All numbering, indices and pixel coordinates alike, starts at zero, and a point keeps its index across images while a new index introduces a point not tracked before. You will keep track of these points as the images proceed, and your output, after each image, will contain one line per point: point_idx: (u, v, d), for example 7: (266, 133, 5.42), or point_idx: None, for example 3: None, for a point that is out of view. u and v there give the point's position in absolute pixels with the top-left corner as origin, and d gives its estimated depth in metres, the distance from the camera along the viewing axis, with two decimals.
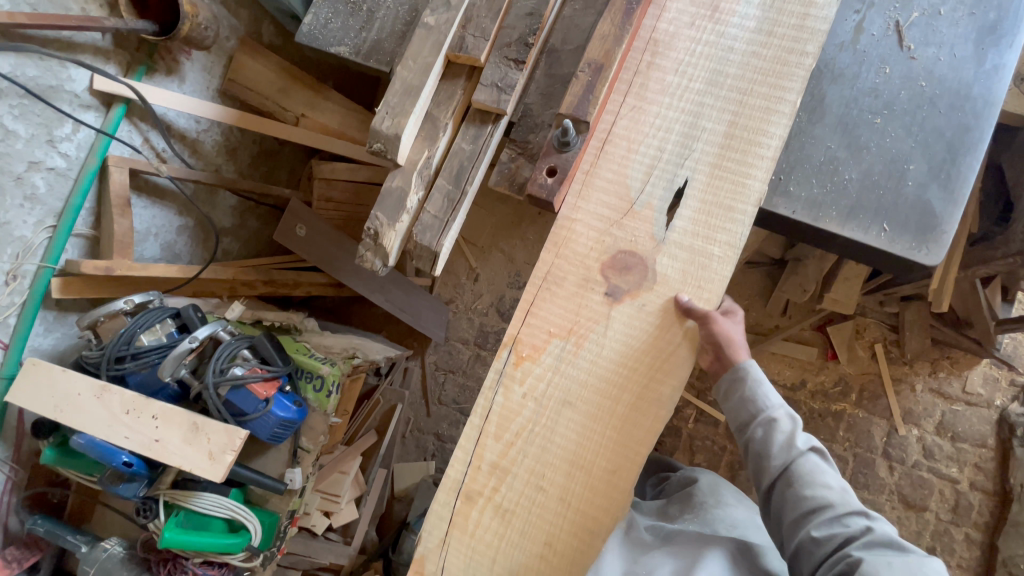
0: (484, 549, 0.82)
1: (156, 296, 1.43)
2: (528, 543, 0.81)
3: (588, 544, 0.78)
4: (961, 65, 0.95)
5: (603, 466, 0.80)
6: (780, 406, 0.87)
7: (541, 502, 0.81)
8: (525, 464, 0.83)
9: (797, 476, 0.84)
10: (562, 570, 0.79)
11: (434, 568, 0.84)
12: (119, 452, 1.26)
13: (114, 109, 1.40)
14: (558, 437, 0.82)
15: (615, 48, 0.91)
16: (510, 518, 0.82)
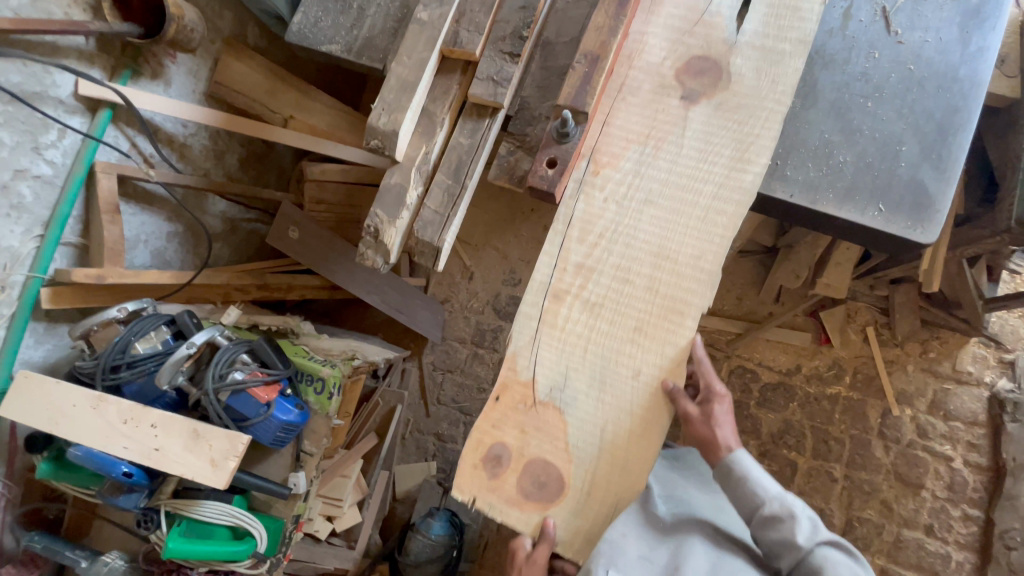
0: (575, 341, 0.87)
1: (149, 304, 1.40)
2: (620, 325, 0.86)
3: (682, 321, 0.83)
4: (947, 48, 0.98)
5: (694, 248, 0.85)
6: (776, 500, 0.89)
7: (629, 292, 0.86)
8: (609, 262, 0.88)
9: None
10: (654, 351, 0.84)
11: (525, 364, 0.88)
12: (118, 462, 1.25)
13: (100, 114, 1.38)
14: (641, 234, 0.87)
15: (610, 40, 0.90)
16: (598, 311, 0.86)
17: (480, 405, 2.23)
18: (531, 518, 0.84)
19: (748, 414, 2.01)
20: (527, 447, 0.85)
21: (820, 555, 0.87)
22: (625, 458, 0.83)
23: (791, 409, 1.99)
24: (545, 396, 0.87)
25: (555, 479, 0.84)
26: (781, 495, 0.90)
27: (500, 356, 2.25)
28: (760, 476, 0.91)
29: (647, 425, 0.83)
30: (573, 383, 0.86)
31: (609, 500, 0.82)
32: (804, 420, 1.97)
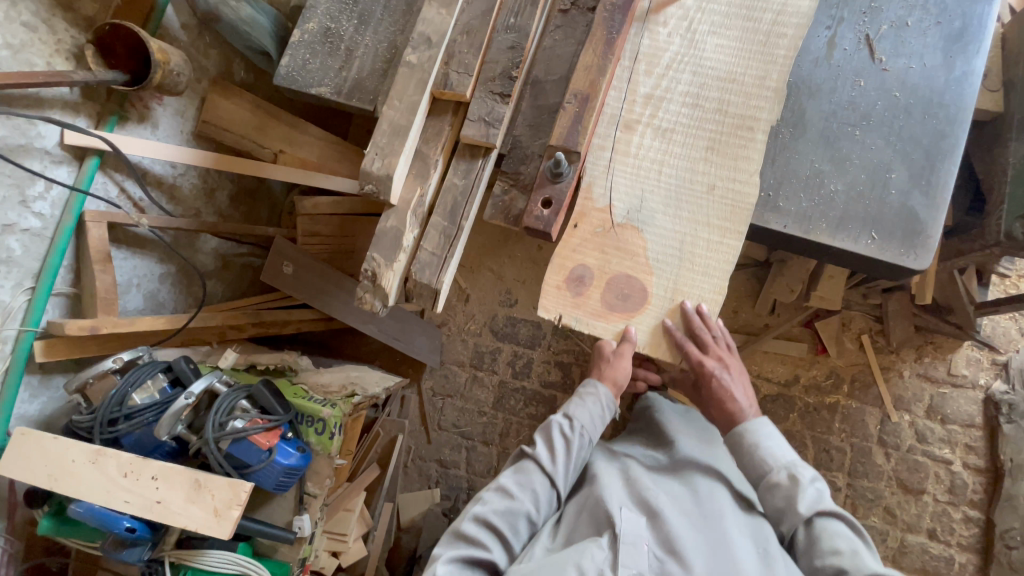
0: (648, 162, 1.01)
1: (145, 352, 1.39)
2: (692, 146, 1.00)
3: (751, 135, 0.97)
4: (933, 73, 0.99)
5: (757, 72, 0.99)
6: (782, 467, 1.18)
7: (698, 117, 1.01)
8: (678, 91, 1.02)
9: (811, 543, 1.13)
10: (727, 159, 0.98)
11: (601, 190, 1.02)
12: (121, 517, 1.22)
13: (87, 162, 1.36)
14: (706, 63, 1.01)
15: (599, 79, 1.00)
16: (670, 134, 1.01)
17: (482, 428, 2.22)
18: (615, 326, 0.98)
19: None
20: (609, 264, 0.99)
21: (820, 525, 1.13)
22: (705, 262, 0.97)
23: (791, 420, 2.00)
24: (623, 217, 1.00)
25: (638, 290, 0.98)
26: (792, 464, 1.18)
27: (500, 378, 2.24)
28: (775, 448, 1.20)
29: (725, 226, 0.97)
30: (649, 203, 1.00)
31: (695, 295, 0.98)
32: (805, 430, 1.98)
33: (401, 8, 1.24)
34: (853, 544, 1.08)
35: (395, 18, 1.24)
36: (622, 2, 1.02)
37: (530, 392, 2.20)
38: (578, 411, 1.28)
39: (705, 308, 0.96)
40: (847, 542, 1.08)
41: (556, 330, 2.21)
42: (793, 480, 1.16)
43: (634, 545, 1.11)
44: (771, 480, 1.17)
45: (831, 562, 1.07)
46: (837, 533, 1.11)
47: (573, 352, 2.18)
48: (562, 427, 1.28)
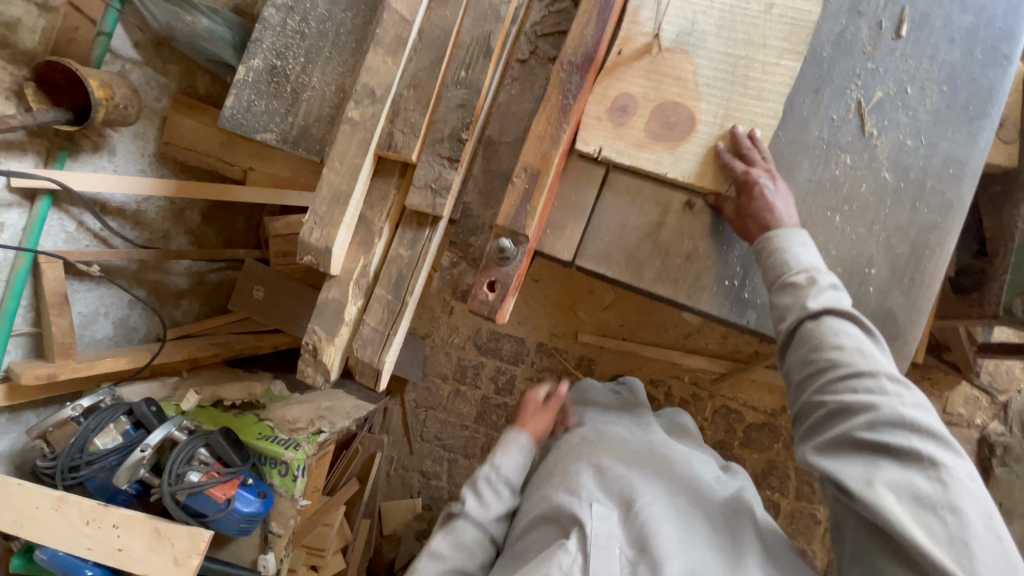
0: None
1: (107, 395, 1.39)
2: None
3: None
4: (929, 152, 0.88)
5: None
6: (804, 267, 0.83)
7: None
8: None
9: (812, 341, 0.81)
10: None
11: (648, 17, 0.93)
12: (84, 565, 1.25)
13: (39, 202, 1.32)
14: None
15: (551, 153, 0.90)
16: None
17: (463, 442, 2.22)
18: (661, 157, 0.92)
19: (733, 454, 1.98)
20: (655, 92, 0.92)
21: (827, 327, 0.80)
22: (761, 86, 0.89)
23: (775, 449, 1.95)
24: (672, 42, 0.92)
25: (686, 117, 0.91)
26: (815, 268, 0.83)
27: (482, 393, 2.20)
28: (800, 252, 0.85)
29: (786, 47, 0.89)
30: (701, 27, 0.92)
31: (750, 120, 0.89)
32: (789, 460, 1.94)
33: (351, 46, 1.14)
34: (864, 345, 0.78)
35: (346, 57, 1.14)
36: (581, 61, 0.91)
37: (512, 409, 2.17)
38: (499, 460, 1.15)
39: (759, 131, 0.88)
40: (858, 343, 0.78)
41: (540, 348, 2.13)
42: (812, 284, 0.82)
43: (601, 548, 0.87)
44: (784, 290, 0.83)
45: (832, 363, 0.79)
46: (847, 333, 0.79)
47: (556, 371, 2.12)
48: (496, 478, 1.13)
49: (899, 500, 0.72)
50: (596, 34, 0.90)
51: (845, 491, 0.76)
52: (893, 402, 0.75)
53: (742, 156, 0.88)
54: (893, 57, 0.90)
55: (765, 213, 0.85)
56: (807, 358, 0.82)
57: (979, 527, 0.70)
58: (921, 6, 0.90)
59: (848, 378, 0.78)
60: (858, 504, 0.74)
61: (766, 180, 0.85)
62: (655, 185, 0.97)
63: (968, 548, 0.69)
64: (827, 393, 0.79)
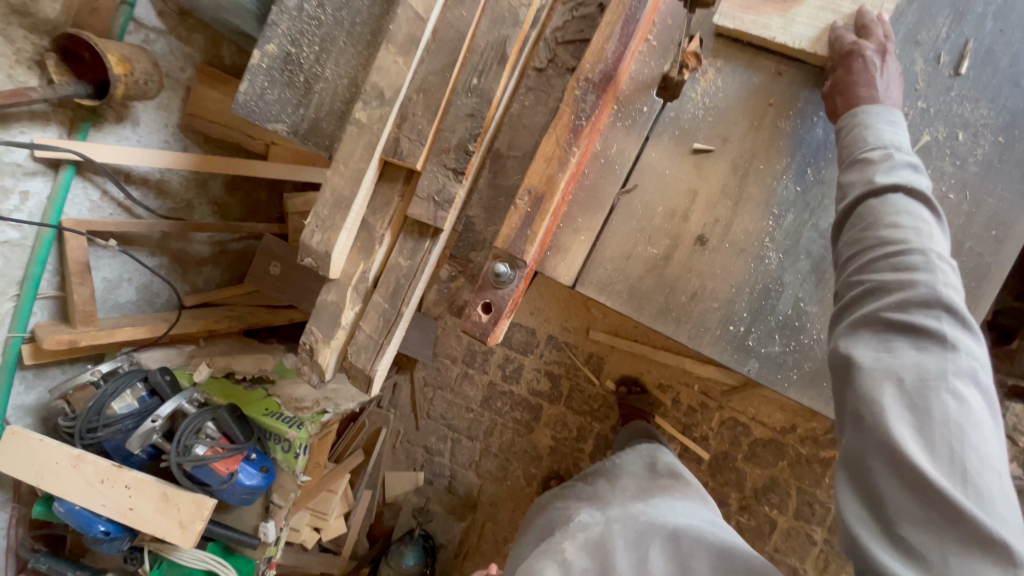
0: None
1: (124, 361, 1.45)
2: None
3: None
4: (972, 210, 0.79)
5: None
6: (882, 145, 0.74)
7: None
8: None
9: (868, 215, 0.71)
10: None
11: None
12: (96, 520, 1.33)
13: (62, 171, 1.36)
14: None
15: (557, 176, 0.86)
16: None
17: (467, 424, 2.26)
18: (769, 21, 0.86)
19: (733, 466, 1.96)
20: None
21: (890, 202, 0.70)
22: None
23: (779, 467, 1.91)
24: None
25: None
26: (893, 147, 0.73)
27: (489, 378, 2.22)
28: (883, 131, 0.75)
29: None
30: None
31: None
32: (792, 479, 1.90)
33: (366, 37, 1.10)
34: (927, 229, 0.68)
35: (363, 47, 1.10)
36: (599, 78, 0.86)
37: (518, 397, 2.18)
38: None
39: (887, 13, 0.80)
40: (920, 221, 0.67)
41: (550, 340, 2.12)
42: (886, 162, 0.72)
43: None
44: (853, 163, 0.74)
45: (879, 236, 0.69)
46: (911, 211, 0.69)
47: (564, 366, 2.11)
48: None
49: (897, 385, 0.62)
50: (617, 51, 0.85)
51: (847, 364, 0.66)
52: (939, 281, 0.64)
53: (847, 50, 0.80)
54: (949, 97, 0.80)
55: (860, 85, 0.77)
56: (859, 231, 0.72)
57: (980, 431, 0.59)
58: (987, 41, 0.80)
59: (890, 250, 0.67)
60: (852, 388, 0.65)
61: (873, 55, 0.77)
62: (668, 214, 0.92)
63: (957, 449, 0.58)
64: (868, 263, 0.69)
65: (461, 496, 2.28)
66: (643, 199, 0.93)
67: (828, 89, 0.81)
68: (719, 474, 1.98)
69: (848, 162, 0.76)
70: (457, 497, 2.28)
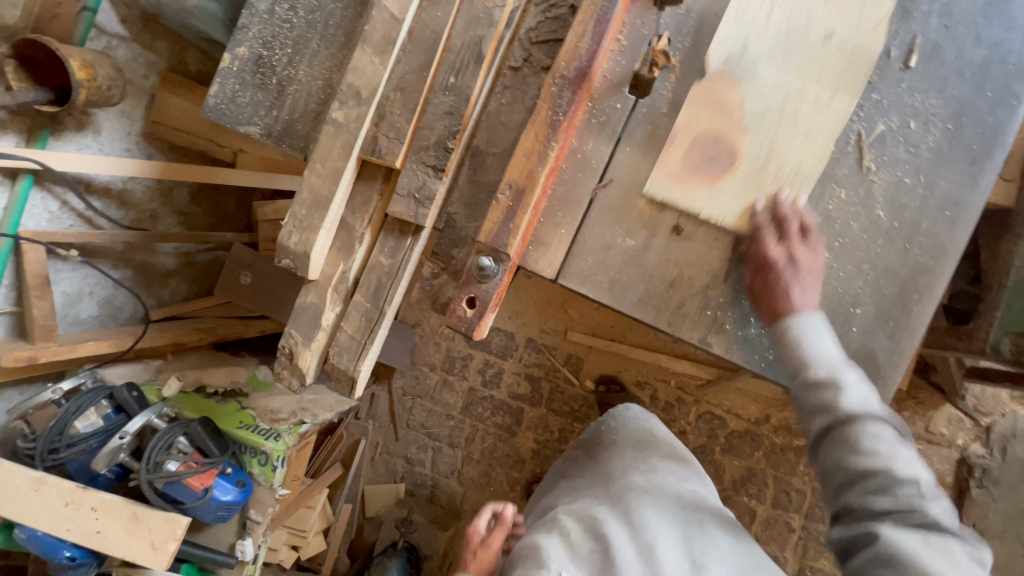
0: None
1: (87, 378, 1.39)
2: None
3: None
4: (927, 193, 0.85)
5: None
6: (828, 359, 0.80)
7: None
8: None
9: (845, 438, 0.79)
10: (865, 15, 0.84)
11: None
12: (62, 546, 1.27)
13: (20, 180, 1.30)
14: None
15: (537, 171, 0.87)
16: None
17: (448, 431, 2.24)
18: (696, 200, 0.88)
19: (712, 459, 2.01)
20: (696, 121, 0.88)
21: (862, 425, 0.78)
22: (811, 122, 0.85)
23: (756, 457, 1.97)
24: (720, 64, 0.87)
25: (725, 152, 0.87)
26: (836, 363, 0.80)
27: (469, 384, 2.21)
28: (816, 342, 0.81)
29: (851, 78, 0.84)
30: (752, 50, 0.87)
31: (804, 129, 0.85)
32: (767, 469, 1.96)
33: (340, 39, 1.10)
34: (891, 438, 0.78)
35: (336, 52, 1.10)
36: (574, 75, 0.87)
37: (498, 402, 2.18)
38: None
39: (801, 200, 0.84)
40: (890, 446, 0.77)
41: (529, 344, 2.15)
42: (839, 383, 0.79)
43: None
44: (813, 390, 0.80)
45: (858, 464, 0.78)
46: (879, 434, 0.78)
47: (543, 368, 2.13)
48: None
49: (902, 534, 0.75)
50: (591, 48, 0.87)
51: (864, 549, 0.78)
52: (903, 467, 0.78)
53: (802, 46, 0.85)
54: (901, 89, 0.86)
55: (780, 298, 0.82)
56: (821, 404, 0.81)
57: (954, 542, 0.76)
58: (933, 36, 0.86)
59: (872, 476, 0.78)
60: (879, 546, 0.76)
61: (785, 265, 0.83)
62: (644, 206, 0.95)
63: (950, 559, 0.74)
64: (848, 488, 0.80)
65: (444, 505, 2.25)
66: (620, 192, 0.95)
67: (753, 289, 0.86)
68: None
69: (804, 401, 0.82)
70: (440, 506, 2.25)
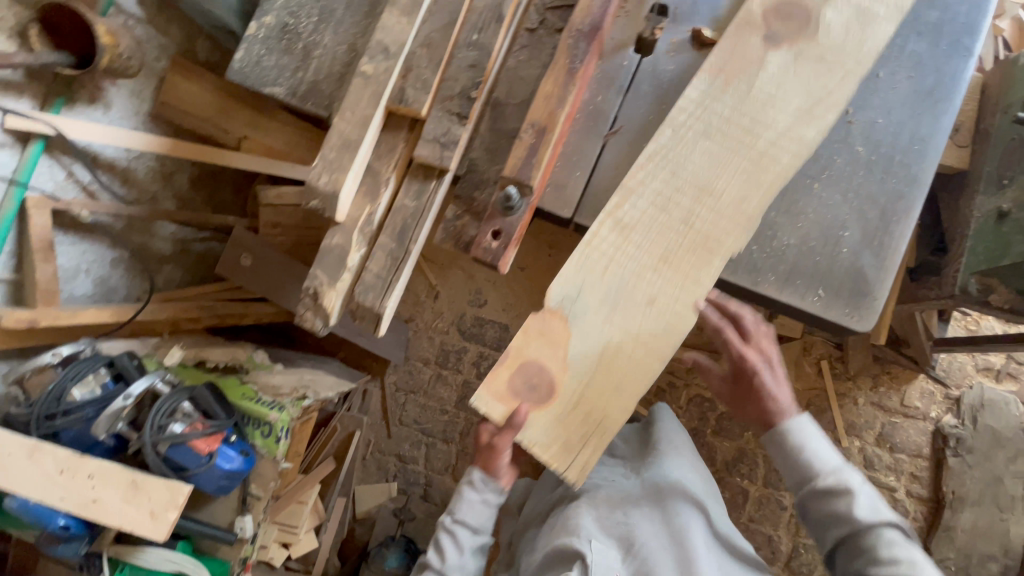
0: (599, 256, 0.90)
1: (87, 346, 1.35)
2: (649, 250, 0.90)
3: (709, 257, 0.89)
4: (898, 131, 0.98)
5: (738, 191, 0.89)
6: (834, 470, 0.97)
7: (663, 222, 0.90)
8: (653, 186, 0.91)
9: (861, 537, 0.93)
10: (680, 271, 0.89)
11: None
12: (57, 515, 1.22)
13: (31, 146, 1.31)
14: (690, 162, 0.91)
15: (558, 111, 0.96)
16: (630, 231, 0.90)
17: (442, 426, 2.22)
18: (506, 410, 0.86)
19: (704, 442, 2.06)
20: (528, 347, 0.87)
21: (876, 532, 0.93)
22: (616, 383, 0.87)
23: (746, 438, 2.03)
24: (556, 303, 0.89)
25: (546, 383, 0.86)
26: (840, 471, 0.96)
27: (464, 378, 2.22)
28: (815, 447, 0.99)
29: (652, 348, 0.88)
30: (586, 298, 0.89)
31: (615, 385, 0.87)
32: (757, 449, 2.02)
33: (365, 9, 1.19)
34: (906, 549, 0.90)
35: (360, 20, 1.18)
36: (588, 29, 0.98)
37: None
38: (460, 508, 1.25)
39: (581, 468, 0.85)
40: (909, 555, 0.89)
41: None
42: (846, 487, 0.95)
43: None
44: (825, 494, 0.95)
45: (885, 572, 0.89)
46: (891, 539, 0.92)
47: None
48: (473, 498, 1.24)
49: None
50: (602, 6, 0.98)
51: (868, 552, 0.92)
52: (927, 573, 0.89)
53: None
54: None
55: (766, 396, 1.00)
56: (811, 491, 0.98)
57: None
58: None
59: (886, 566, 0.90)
60: None
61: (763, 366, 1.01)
62: None
63: None
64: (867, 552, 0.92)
65: (437, 503, 2.21)
66: (628, 139, 1.05)
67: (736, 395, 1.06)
68: None
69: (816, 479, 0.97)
70: (434, 504, 2.21)
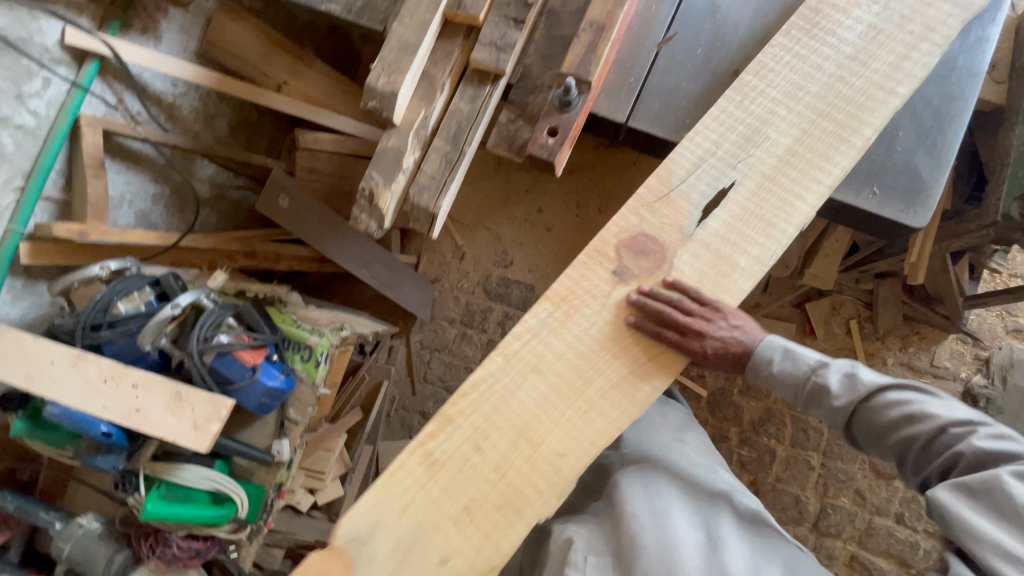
0: (400, 493, 0.72)
1: (133, 264, 1.37)
2: (452, 516, 0.72)
3: (513, 522, 0.71)
4: None
5: (561, 454, 0.73)
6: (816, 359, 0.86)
7: (477, 464, 0.73)
8: (480, 411, 0.75)
9: (871, 412, 0.80)
10: (488, 522, 0.71)
11: None
12: (99, 422, 1.23)
13: (87, 65, 1.35)
14: (518, 400, 0.75)
15: (617, 10, 0.98)
16: (438, 470, 0.73)
17: None
18: None
19: (731, 401, 2.04)
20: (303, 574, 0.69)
21: (885, 399, 0.79)
22: None
23: (773, 398, 2.02)
24: (344, 540, 0.71)
25: None
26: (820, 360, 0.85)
27: (489, 337, 2.23)
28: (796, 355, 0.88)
29: None
30: (379, 539, 0.71)
31: None
32: (785, 409, 2.01)
33: None
34: (917, 402, 0.77)
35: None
36: None
37: None
38: None
39: None
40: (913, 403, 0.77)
41: None
42: (831, 372, 0.84)
43: None
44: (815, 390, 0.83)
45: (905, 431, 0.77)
46: (896, 396, 0.79)
47: None
48: None
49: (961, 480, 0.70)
50: None
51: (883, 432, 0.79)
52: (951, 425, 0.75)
53: None
54: None
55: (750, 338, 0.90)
56: (832, 411, 0.83)
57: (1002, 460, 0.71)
58: None
59: (915, 437, 0.76)
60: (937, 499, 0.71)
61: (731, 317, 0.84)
62: (705, 58, 1.06)
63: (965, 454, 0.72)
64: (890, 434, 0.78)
65: None
66: (681, 47, 1.06)
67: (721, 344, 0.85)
68: (718, 410, 2.05)
69: (801, 383, 0.86)
70: None
